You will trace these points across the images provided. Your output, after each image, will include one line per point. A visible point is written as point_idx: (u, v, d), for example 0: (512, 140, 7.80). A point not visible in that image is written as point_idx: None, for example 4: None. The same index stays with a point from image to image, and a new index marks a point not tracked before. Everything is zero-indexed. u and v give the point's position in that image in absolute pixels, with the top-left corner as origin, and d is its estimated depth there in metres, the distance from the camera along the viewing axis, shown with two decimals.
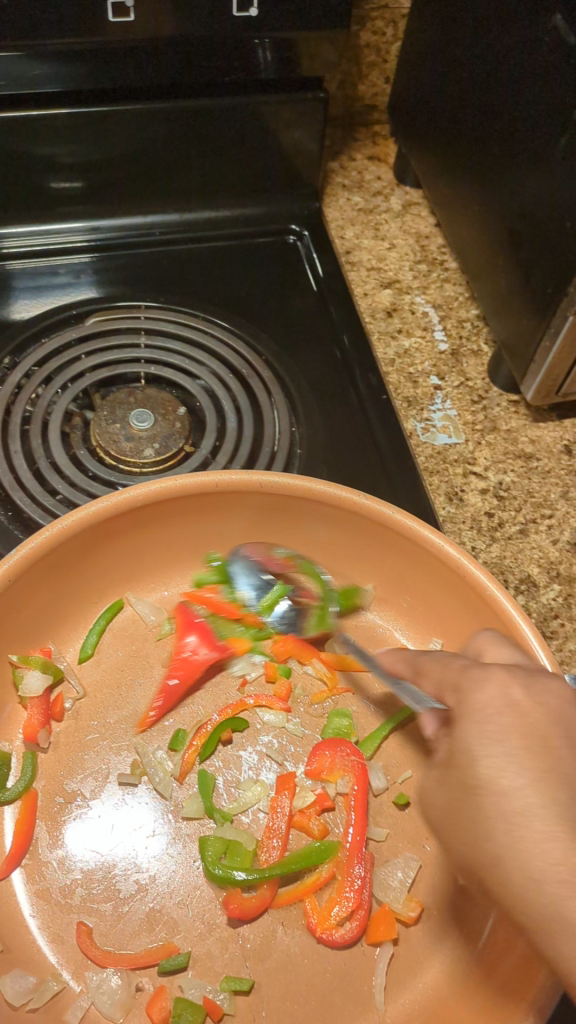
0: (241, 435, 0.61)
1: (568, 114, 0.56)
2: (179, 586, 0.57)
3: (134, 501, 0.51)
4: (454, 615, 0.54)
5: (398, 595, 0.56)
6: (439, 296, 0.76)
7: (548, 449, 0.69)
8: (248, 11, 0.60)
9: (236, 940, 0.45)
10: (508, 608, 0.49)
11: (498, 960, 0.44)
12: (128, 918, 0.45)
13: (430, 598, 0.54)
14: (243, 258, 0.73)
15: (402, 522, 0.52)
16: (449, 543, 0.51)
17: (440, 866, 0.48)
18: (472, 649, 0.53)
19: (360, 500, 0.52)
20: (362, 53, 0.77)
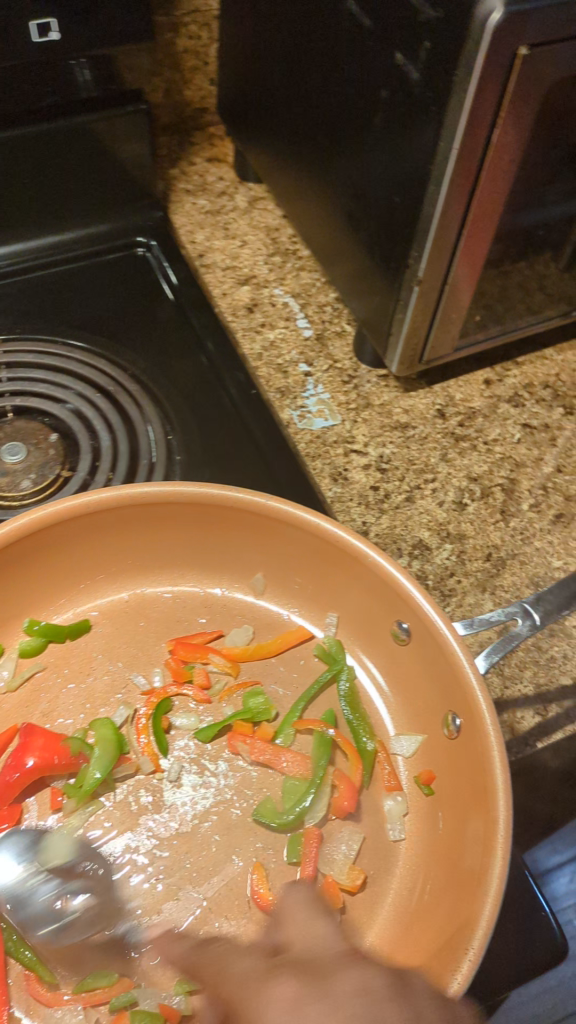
0: (116, 451, 0.62)
1: (377, 94, 0.58)
2: (70, 610, 0.56)
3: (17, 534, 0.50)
4: (345, 585, 0.55)
5: (288, 578, 0.57)
6: (297, 285, 0.77)
7: (423, 416, 0.71)
8: (50, 34, 0.60)
9: (185, 944, 0.45)
10: (393, 571, 0.51)
11: (434, 902, 0.45)
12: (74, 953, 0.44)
13: (319, 575, 0.56)
14: (98, 277, 0.73)
15: (278, 509, 0.52)
16: (327, 520, 0.52)
17: (370, 828, 0.50)
18: (367, 615, 0.55)
19: (235, 494, 0.52)
20: (182, 59, 0.78)
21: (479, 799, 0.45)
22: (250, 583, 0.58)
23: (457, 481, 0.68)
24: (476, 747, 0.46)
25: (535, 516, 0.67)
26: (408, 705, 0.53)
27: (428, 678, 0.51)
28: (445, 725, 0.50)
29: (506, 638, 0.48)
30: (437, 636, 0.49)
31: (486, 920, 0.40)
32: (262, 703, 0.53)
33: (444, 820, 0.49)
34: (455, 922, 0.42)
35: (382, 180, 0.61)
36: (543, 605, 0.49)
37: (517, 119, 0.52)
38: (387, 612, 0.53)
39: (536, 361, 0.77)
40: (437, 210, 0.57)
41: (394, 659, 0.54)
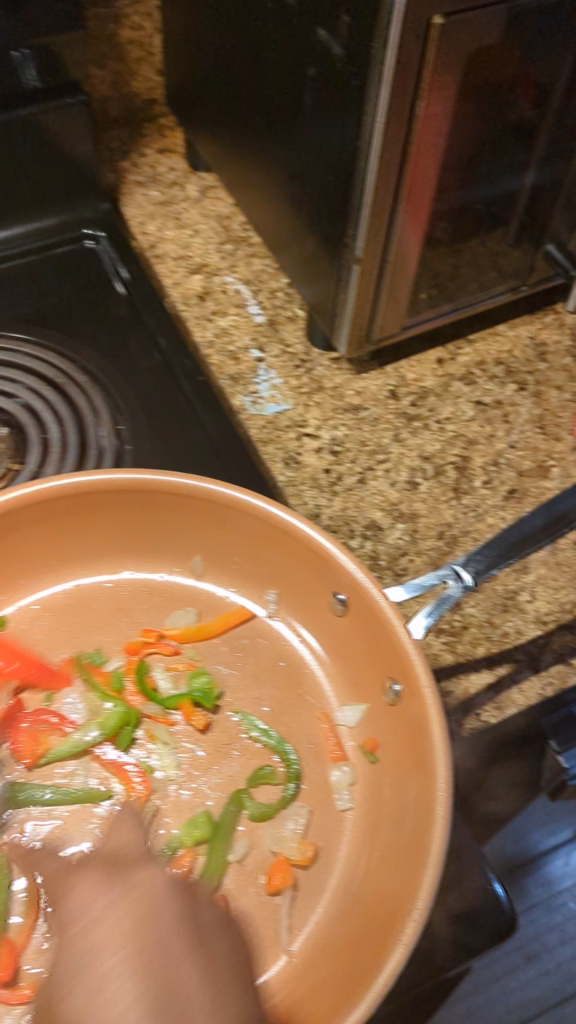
0: (65, 443, 0.62)
1: (305, 75, 0.58)
2: (14, 605, 0.56)
3: None
4: (283, 563, 0.55)
5: (228, 559, 0.57)
6: (248, 272, 0.77)
7: (375, 397, 0.72)
8: None
9: None
10: (324, 544, 0.51)
11: (379, 871, 0.46)
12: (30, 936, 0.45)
13: (260, 556, 0.56)
14: (45, 271, 0.74)
15: (212, 492, 0.53)
16: (256, 498, 0.52)
17: (317, 799, 0.50)
18: (305, 591, 0.55)
19: (171, 479, 0.52)
20: (126, 51, 0.78)
21: (419, 766, 0.46)
22: (189, 566, 0.58)
23: (410, 460, 0.68)
24: (415, 716, 0.47)
25: (488, 492, 0.67)
26: (349, 677, 0.54)
27: (367, 649, 0.52)
28: (385, 692, 0.51)
29: (438, 603, 0.50)
30: (373, 606, 0.50)
31: (428, 882, 0.41)
32: (206, 679, 0.53)
33: (389, 787, 0.49)
34: (399, 889, 0.43)
35: (318, 161, 0.61)
36: (473, 567, 0.51)
37: (440, 90, 0.53)
38: (322, 585, 0.54)
39: (489, 338, 0.77)
40: (369, 186, 0.57)
41: (332, 630, 0.55)
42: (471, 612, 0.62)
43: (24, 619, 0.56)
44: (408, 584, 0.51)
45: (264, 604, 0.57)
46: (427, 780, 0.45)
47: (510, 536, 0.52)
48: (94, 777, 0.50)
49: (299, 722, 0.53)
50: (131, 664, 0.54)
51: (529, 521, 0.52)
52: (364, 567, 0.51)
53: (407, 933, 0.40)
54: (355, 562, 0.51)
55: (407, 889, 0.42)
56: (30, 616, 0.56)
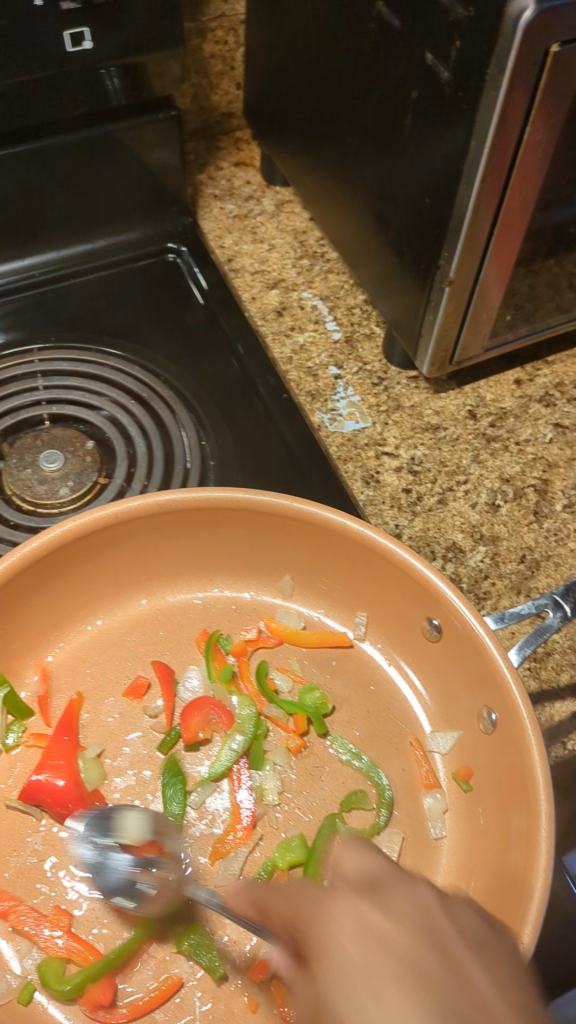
0: (151, 457, 0.62)
1: (407, 96, 0.58)
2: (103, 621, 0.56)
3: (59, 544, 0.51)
4: (374, 584, 0.55)
5: (315, 579, 0.57)
6: (325, 287, 0.77)
7: (453, 417, 0.71)
8: (84, 44, 0.60)
9: (236, 948, 0.45)
10: (420, 567, 0.51)
11: (477, 901, 0.46)
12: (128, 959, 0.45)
13: (350, 578, 0.56)
14: (125, 283, 0.74)
15: (309, 513, 0.53)
16: (353, 520, 0.52)
17: (410, 826, 0.50)
18: (395, 613, 0.55)
19: (270, 499, 0.52)
20: (209, 64, 0.78)
21: (519, 796, 0.46)
22: (277, 585, 0.58)
23: (489, 482, 0.68)
24: (514, 744, 0.47)
25: (569, 516, 0.67)
26: (442, 703, 0.53)
27: (461, 675, 0.52)
28: (480, 719, 0.50)
29: (539, 632, 0.49)
30: (469, 632, 0.49)
31: (536, 914, 0.41)
32: (319, 696, 0.53)
33: (484, 815, 0.49)
34: (502, 920, 0.43)
35: (413, 181, 0.61)
36: (573, 597, 0.50)
37: (549, 116, 0.52)
38: (415, 608, 0.53)
39: (566, 360, 0.76)
40: (469, 207, 0.57)
41: (425, 655, 0.54)
42: (555, 638, 0.61)
43: (114, 635, 0.56)
44: (505, 610, 0.50)
45: (352, 626, 0.57)
46: (528, 809, 0.44)
47: None
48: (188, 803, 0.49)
49: (391, 748, 0.53)
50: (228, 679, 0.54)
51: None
52: (461, 593, 0.51)
53: (516, 966, 0.39)
54: (453, 587, 0.51)
55: (512, 920, 0.41)
56: (119, 632, 0.56)
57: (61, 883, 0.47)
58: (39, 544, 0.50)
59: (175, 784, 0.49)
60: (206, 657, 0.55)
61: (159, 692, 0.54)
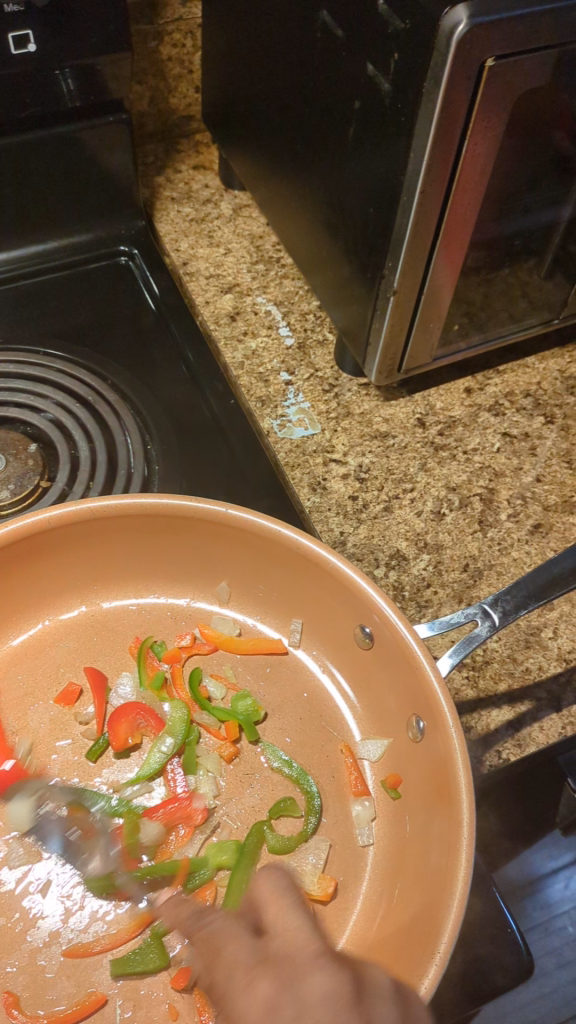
0: (95, 461, 0.62)
1: (351, 106, 0.58)
2: (38, 626, 0.56)
3: None
4: (309, 592, 0.55)
5: (252, 586, 0.57)
6: (279, 293, 0.77)
7: (403, 425, 0.72)
8: (29, 47, 0.59)
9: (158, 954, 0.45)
10: (351, 576, 0.51)
11: (399, 909, 0.46)
12: (43, 966, 0.44)
13: (286, 585, 0.56)
14: (77, 285, 0.73)
15: (242, 521, 0.53)
16: (285, 528, 0.52)
17: (338, 834, 0.50)
18: (329, 621, 0.55)
19: (203, 506, 0.52)
20: (166, 67, 0.78)
21: (442, 805, 0.46)
22: (214, 591, 0.58)
23: (436, 490, 0.68)
24: (439, 753, 0.47)
25: (513, 525, 0.67)
26: (374, 711, 0.53)
27: (391, 683, 0.52)
28: (408, 727, 0.51)
29: (467, 641, 0.50)
30: (397, 641, 0.50)
31: (450, 923, 0.41)
32: (251, 703, 0.53)
33: (410, 822, 0.49)
34: (419, 930, 0.43)
35: (359, 190, 0.61)
36: (501, 606, 0.51)
37: (486, 129, 0.53)
38: (347, 616, 0.54)
39: (518, 369, 0.77)
40: (410, 219, 0.57)
41: (358, 663, 0.54)
42: (494, 647, 0.62)
43: (49, 639, 0.56)
44: (438, 619, 0.51)
45: (288, 633, 0.57)
46: (449, 819, 0.45)
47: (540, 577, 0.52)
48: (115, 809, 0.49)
49: (322, 755, 0.53)
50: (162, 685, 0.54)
51: (558, 561, 0.52)
52: (391, 603, 0.51)
53: (429, 976, 0.40)
54: (383, 596, 0.51)
55: (428, 929, 0.42)
56: (54, 637, 0.56)
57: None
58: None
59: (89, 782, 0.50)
60: (138, 664, 0.55)
61: (90, 697, 0.54)
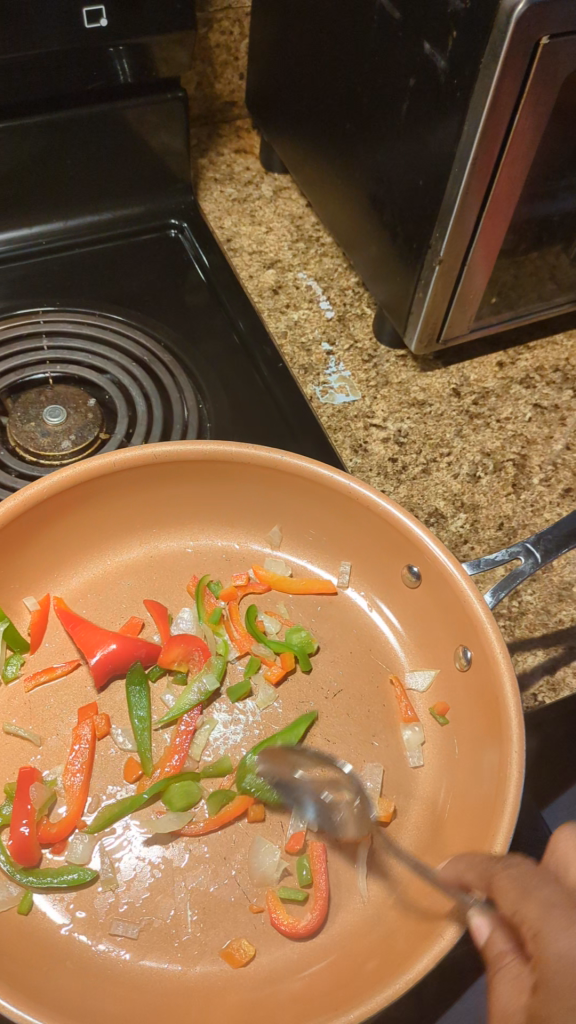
0: (151, 416, 0.65)
1: (405, 83, 0.62)
2: (101, 565, 0.59)
3: (66, 484, 0.53)
4: (360, 536, 0.58)
5: (302, 531, 0.60)
6: (319, 269, 0.81)
7: (439, 394, 0.75)
8: (100, 21, 0.63)
9: (226, 864, 0.48)
10: (403, 517, 0.54)
11: (453, 824, 0.49)
12: (117, 869, 0.47)
13: (337, 529, 0.59)
14: (129, 256, 0.77)
15: (300, 465, 0.56)
16: (340, 472, 0.55)
17: (390, 759, 0.53)
18: (378, 563, 0.58)
19: (264, 451, 0.55)
20: (214, 53, 0.81)
21: (492, 727, 0.49)
22: (266, 537, 0.61)
23: (471, 455, 0.71)
24: (489, 679, 0.50)
25: (545, 490, 0.70)
26: (423, 647, 0.56)
27: (440, 618, 0.55)
28: (457, 658, 0.54)
29: (512, 577, 0.53)
30: (447, 575, 0.53)
31: (506, 827, 0.44)
32: (304, 636, 0.56)
33: (460, 747, 0.52)
34: (475, 837, 0.46)
35: (408, 164, 0.65)
36: (543, 545, 0.54)
37: (536, 105, 0.56)
38: (397, 557, 0.57)
39: (546, 346, 0.80)
40: (459, 190, 0.60)
41: (405, 601, 0.57)
42: (528, 599, 0.65)
43: (111, 577, 0.58)
44: (480, 558, 0.54)
45: (337, 574, 0.60)
46: (500, 737, 0.48)
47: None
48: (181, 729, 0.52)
49: (375, 688, 0.55)
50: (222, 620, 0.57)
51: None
52: (442, 543, 0.54)
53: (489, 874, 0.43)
54: (434, 536, 0.54)
55: (485, 835, 0.45)
56: (117, 575, 0.59)
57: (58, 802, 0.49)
58: (44, 483, 0.52)
59: (140, 694, 0.53)
60: (196, 600, 0.57)
61: (153, 628, 0.56)
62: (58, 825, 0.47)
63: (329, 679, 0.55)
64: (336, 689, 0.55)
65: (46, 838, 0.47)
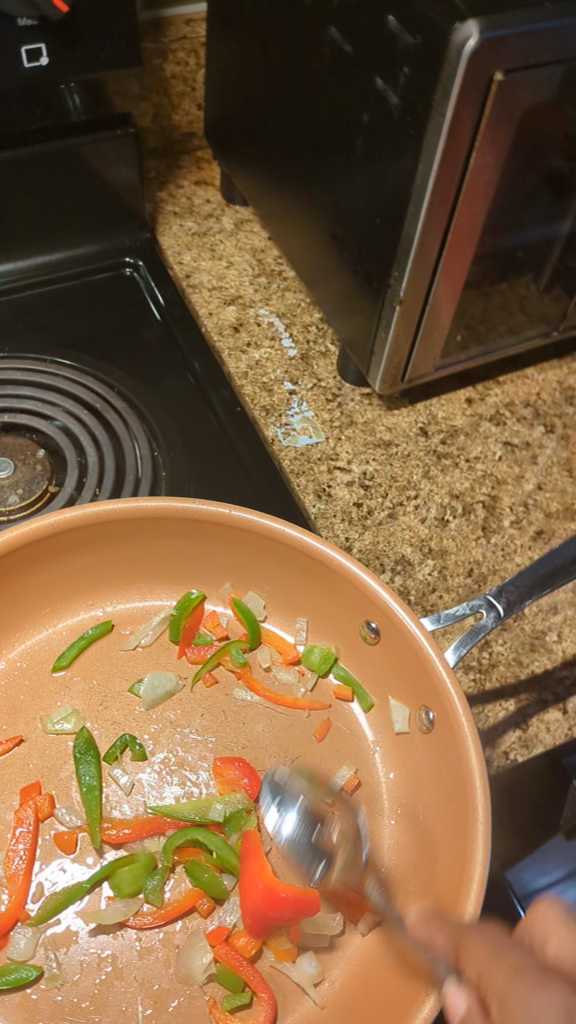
0: (103, 466, 0.62)
1: (359, 119, 0.59)
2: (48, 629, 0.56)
3: (7, 547, 0.50)
4: (316, 592, 0.55)
5: (257, 586, 0.57)
6: (282, 305, 0.78)
7: (405, 434, 0.73)
8: (42, 59, 0.60)
9: (178, 956, 0.45)
10: (359, 572, 0.52)
11: (418, 903, 0.46)
12: (62, 965, 0.44)
13: (294, 585, 0.56)
14: (83, 295, 0.74)
15: (252, 520, 0.53)
16: (291, 526, 0.53)
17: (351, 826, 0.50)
18: (337, 620, 0.56)
19: (215, 507, 0.53)
20: (170, 84, 0.79)
21: (456, 796, 0.46)
22: (221, 593, 0.58)
23: (439, 497, 0.69)
24: (452, 743, 0.47)
25: (516, 532, 0.68)
26: (386, 709, 0.54)
27: (401, 678, 0.52)
28: (421, 719, 0.51)
29: (473, 632, 0.50)
30: (404, 631, 0.50)
31: (471, 908, 0.41)
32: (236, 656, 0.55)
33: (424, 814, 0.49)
34: (440, 916, 0.43)
35: (365, 201, 0.63)
36: (506, 598, 0.51)
37: (494, 142, 0.54)
38: (355, 614, 0.54)
39: (517, 380, 0.78)
40: (417, 229, 0.58)
41: (364, 658, 0.55)
42: (500, 650, 0.62)
43: (60, 642, 0.55)
44: (440, 613, 0.51)
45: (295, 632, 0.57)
46: (462, 805, 0.45)
47: (545, 568, 0.53)
48: (130, 806, 0.49)
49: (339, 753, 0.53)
50: (176, 684, 0.54)
51: (562, 550, 0.53)
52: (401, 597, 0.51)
53: None
54: (391, 592, 0.51)
55: (449, 918, 0.42)
56: (65, 639, 0.56)
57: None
58: None
59: (87, 757, 0.50)
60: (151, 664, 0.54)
61: (102, 696, 0.53)
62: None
63: (287, 743, 0.53)
64: (295, 756, 0.52)
65: None
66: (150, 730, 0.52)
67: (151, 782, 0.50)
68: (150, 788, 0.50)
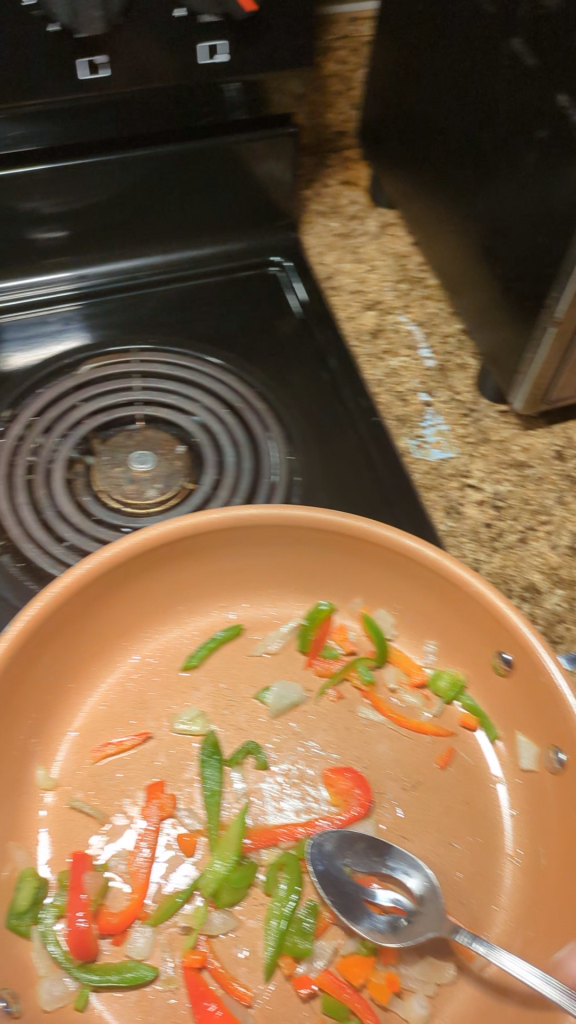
0: (240, 468, 0.62)
1: (533, 135, 0.58)
2: (178, 631, 0.56)
3: (149, 544, 0.51)
4: (447, 616, 0.54)
5: (387, 605, 0.57)
6: (421, 313, 0.77)
7: (541, 457, 0.71)
8: (219, 57, 0.62)
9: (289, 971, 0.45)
10: (495, 602, 0.51)
11: (537, 952, 0.45)
12: (177, 969, 0.45)
13: (426, 607, 0.55)
14: (224, 292, 0.75)
15: (389, 538, 0.53)
16: (429, 548, 0.52)
17: (470, 860, 0.49)
18: (467, 647, 0.54)
19: (352, 521, 0.53)
20: (328, 83, 0.79)
21: None
22: (348, 608, 0.57)
23: (573, 526, 0.67)
24: None
25: None
26: (512, 743, 0.52)
27: (531, 714, 0.51)
28: (550, 758, 0.50)
29: None
30: (539, 667, 0.49)
31: None
32: (364, 672, 0.55)
33: (547, 858, 0.48)
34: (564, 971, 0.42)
35: (528, 218, 0.61)
36: None
37: None
38: (486, 643, 0.53)
39: None
40: None
41: (493, 688, 0.53)
42: None
43: (188, 642, 0.56)
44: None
45: (422, 655, 0.56)
46: None
47: None
48: (250, 815, 0.49)
49: (462, 786, 0.52)
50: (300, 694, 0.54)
51: None
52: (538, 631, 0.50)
53: None
54: (528, 624, 0.50)
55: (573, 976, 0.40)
56: (193, 640, 0.56)
57: (119, 890, 0.46)
58: (125, 544, 0.50)
59: (212, 762, 0.51)
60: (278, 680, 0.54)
61: (227, 702, 0.53)
62: (120, 916, 0.46)
63: (409, 769, 0.52)
64: (415, 781, 0.51)
65: (106, 927, 0.45)
66: (273, 741, 0.52)
67: (271, 793, 0.50)
68: (270, 799, 0.50)
